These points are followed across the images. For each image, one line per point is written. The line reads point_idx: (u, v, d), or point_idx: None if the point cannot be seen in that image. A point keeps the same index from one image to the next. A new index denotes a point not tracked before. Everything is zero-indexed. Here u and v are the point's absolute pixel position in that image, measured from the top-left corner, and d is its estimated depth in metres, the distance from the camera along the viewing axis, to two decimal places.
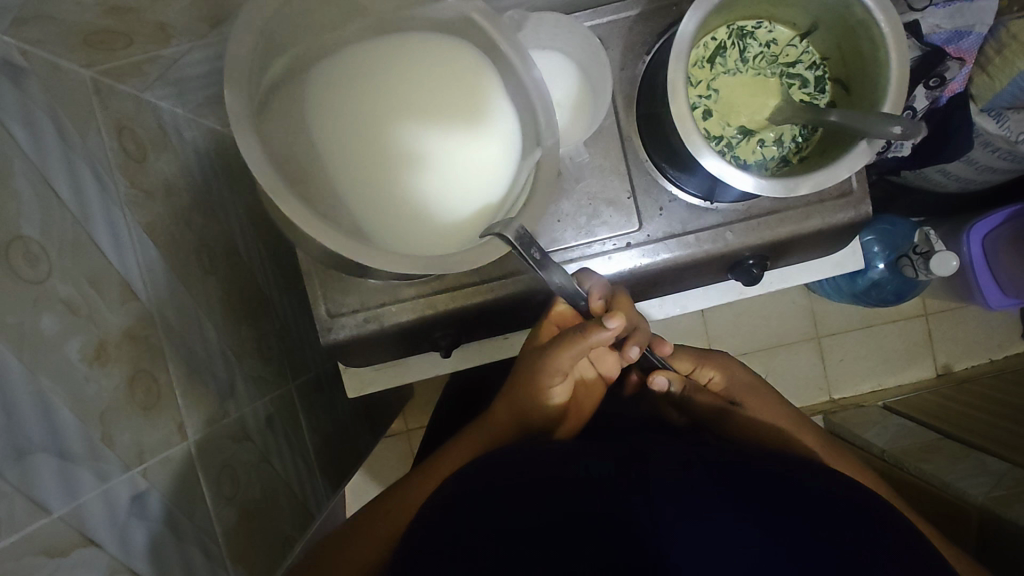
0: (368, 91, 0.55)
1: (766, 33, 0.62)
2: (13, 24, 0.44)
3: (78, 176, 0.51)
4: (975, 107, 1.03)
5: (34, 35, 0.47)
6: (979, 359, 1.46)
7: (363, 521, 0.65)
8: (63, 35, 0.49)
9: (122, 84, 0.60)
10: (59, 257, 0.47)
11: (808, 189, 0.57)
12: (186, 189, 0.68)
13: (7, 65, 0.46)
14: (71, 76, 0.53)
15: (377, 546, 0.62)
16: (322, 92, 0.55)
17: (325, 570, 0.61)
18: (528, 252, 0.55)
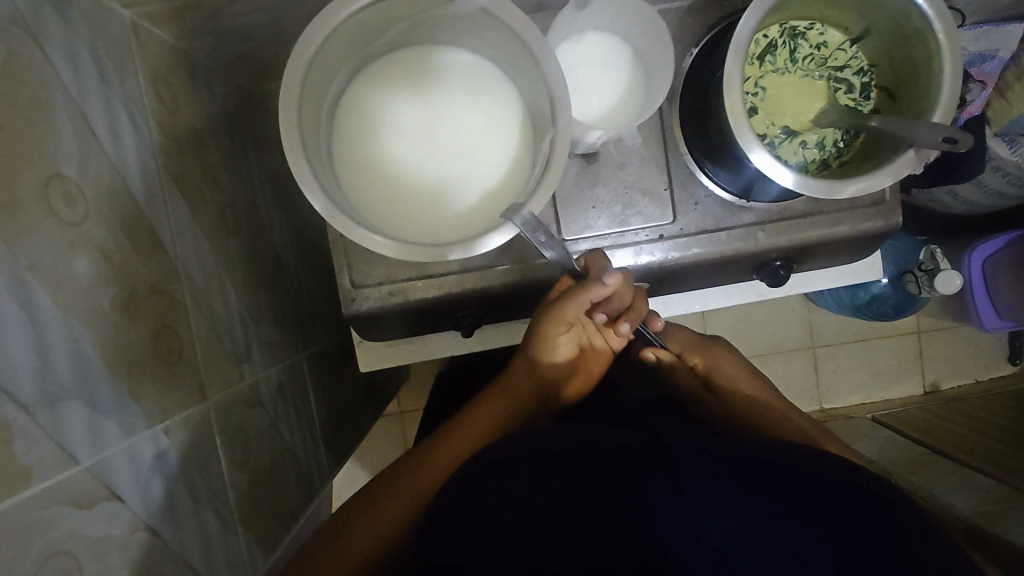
0: (401, 92, 0.58)
1: (817, 35, 0.62)
2: None
3: (116, 119, 0.49)
4: (989, 131, 1.02)
5: None
6: (966, 379, 1.49)
7: (368, 497, 0.62)
8: None
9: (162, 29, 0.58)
10: (95, 200, 0.45)
11: (849, 193, 0.57)
12: (213, 145, 0.66)
13: None
14: (113, 15, 0.51)
15: (390, 516, 0.60)
16: (363, 95, 0.58)
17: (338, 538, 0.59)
18: (534, 235, 0.54)
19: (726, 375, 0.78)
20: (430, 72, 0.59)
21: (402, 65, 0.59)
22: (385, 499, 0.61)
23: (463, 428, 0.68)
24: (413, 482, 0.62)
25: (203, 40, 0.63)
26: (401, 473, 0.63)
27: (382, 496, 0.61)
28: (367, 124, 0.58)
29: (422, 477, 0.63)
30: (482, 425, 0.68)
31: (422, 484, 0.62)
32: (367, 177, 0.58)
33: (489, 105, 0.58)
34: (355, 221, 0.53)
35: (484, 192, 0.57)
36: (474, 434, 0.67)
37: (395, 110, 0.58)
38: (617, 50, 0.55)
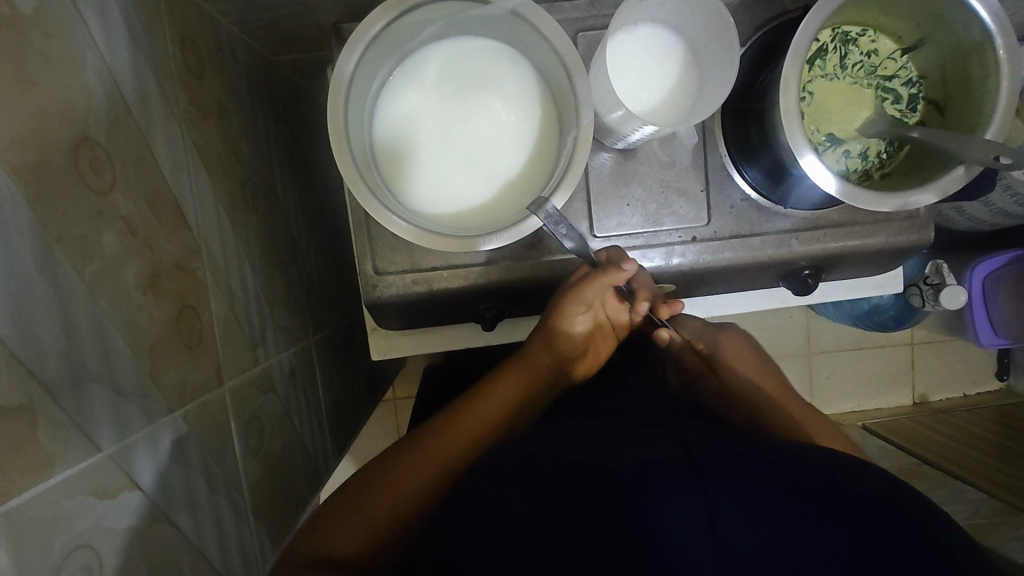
0: (435, 73, 0.56)
1: (868, 42, 0.61)
2: None
3: (143, 81, 0.46)
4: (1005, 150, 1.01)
5: None
6: (954, 392, 1.52)
7: (376, 469, 0.57)
8: None
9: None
10: (123, 169, 0.42)
11: (895, 205, 0.56)
12: (235, 116, 0.63)
13: None
14: None
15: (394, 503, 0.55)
16: (403, 69, 0.56)
17: (343, 514, 0.54)
18: (557, 228, 0.54)
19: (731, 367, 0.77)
20: (466, 54, 0.56)
21: (443, 43, 0.56)
22: (394, 474, 0.56)
23: (472, 409, 0.63)
24: (421, 465, 0.57)
25: (231, 4, 0.60)
26: (412, 445, 0.59)
27: (392, 469, 0.57)
28: (399, 106, 0.56)
29: (432, 459, 0.58)
30: (494, 408, 0.64)
31: (433, 467, 0.57)
32: (416, 195, 0.56)
33: (514, 99, 0.56)
34: (384, 205, 0.52)
35: (511, 185, 0.56)
36: (488, 418, 0.63)
37: (428, 87, 0.56)
38: (663, 40, 0.52)
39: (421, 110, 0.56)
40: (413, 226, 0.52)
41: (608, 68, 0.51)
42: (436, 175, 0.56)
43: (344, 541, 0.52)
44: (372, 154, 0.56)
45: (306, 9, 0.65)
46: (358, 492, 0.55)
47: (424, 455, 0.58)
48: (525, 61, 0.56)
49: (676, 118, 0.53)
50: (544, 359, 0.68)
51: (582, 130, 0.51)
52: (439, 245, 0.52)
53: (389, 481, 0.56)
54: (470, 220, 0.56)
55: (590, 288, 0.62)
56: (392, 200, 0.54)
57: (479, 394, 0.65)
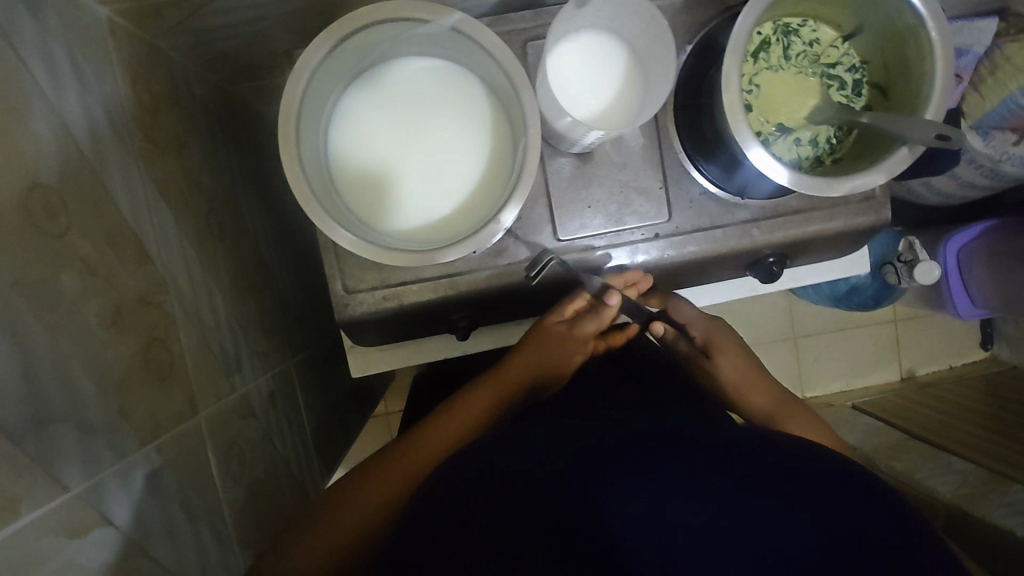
0: (387, 93, 0.57)
1: (809, 32, 0.62)
2: None
3: (94, 122, 0.47)
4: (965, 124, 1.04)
5: None
6: (939, 365, 1.54)
7: (345, 487, 0.59)
8: None
9: (139, 26, 0.55)
10: (78, 210, 0.43)
11: (845, 188, 0.57)
12: (194, 148, 0.63)
13: None
14: (87, 14, 0.48)
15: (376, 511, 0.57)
16: (355, 92, 0.57)
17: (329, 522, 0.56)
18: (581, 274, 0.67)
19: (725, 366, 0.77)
20: (417, 73, 0.57)
21: (393, 64, 0.57)
22: (381, 478, 0.58)
23: (447, 417, 0.64)
24: (386, 480, 0.58)
25: (182, 38, 0.60)
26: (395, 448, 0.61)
27: (358, 487, 0.58)
28: (354, 127, 0.57)
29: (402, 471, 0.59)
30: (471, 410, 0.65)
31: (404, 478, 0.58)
32: (377, 213, 0.57)
33: (467, 112, 0.58)
34: (342, 226, 0.53)
35: (469, 197, 0.57)
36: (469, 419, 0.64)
37: (381, 107, 0.57)
38: (598, 44, 0.54)
39: (377, 130, 0.57)
40: (371, 245, 0.53)
41: (550, 76, 0.52)
42: (393, 194, 0.57)
43: (308, 566, 0.54)
44: (330, 177, 0.57)
45: (258, 37, 0.66)
46: (328, 512, 0.57)
47: (389, 468, 0.59)
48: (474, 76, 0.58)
49: (623, 120, 0.54)
50: (532, 367, 0.69)
51: (530, 138, 0.53)
52: (400, 260, 0.53)
53: (376, 483, 0.58)
54: (431, 233, 0.57)
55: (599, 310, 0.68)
56: (351, 220, 0.55)
57: (462, 398, 0.67)
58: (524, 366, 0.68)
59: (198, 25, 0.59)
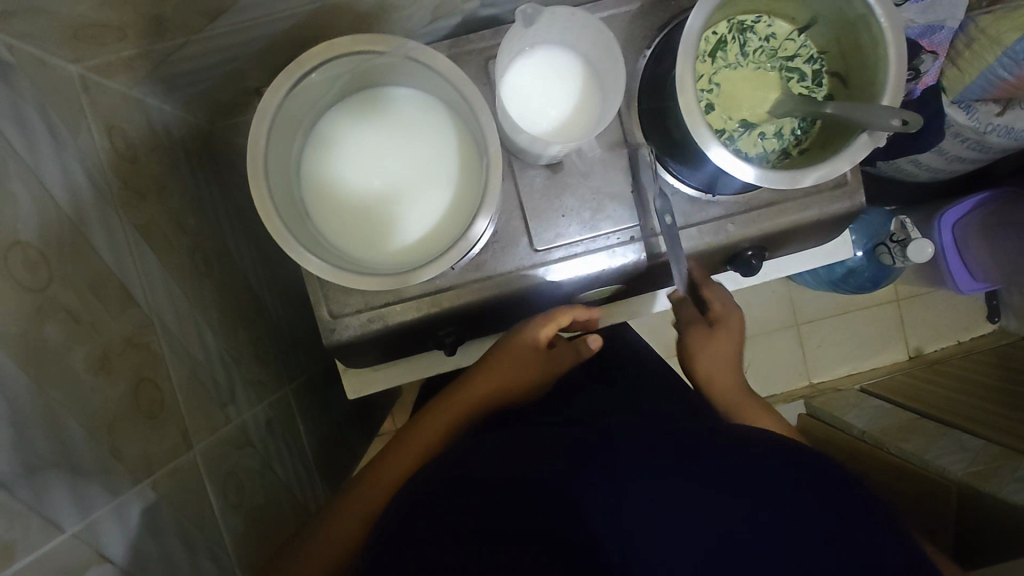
0: (353, 124, 0.59)
1: (765, 27, 0.63)
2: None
3: (72, 176, 0.49)
4: (946, 99, 0.98)
5: (22, 29, 0.44)
6: (947, 341, 1.52)
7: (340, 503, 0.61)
8: (55, 31, 0.46)
9: (112, 79, 0.57)
10: (59, 262, 0.45)
11: (810, 180, 0.58)
12: (175, 190, 0.65)
13: None
14: (58, 73, 0.50)
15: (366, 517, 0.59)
16: (323, 125, 0.59)
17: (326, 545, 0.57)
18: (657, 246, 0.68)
19: (717, 365, 0.71)
20: (378, 102, 0.60)
21: (356, 96, 0.59)
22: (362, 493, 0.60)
23: (427, 419, 0.65)
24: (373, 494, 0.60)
25: (155, 85, 0.63)
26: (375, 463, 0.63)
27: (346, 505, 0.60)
28: (323, 160, 0.59)
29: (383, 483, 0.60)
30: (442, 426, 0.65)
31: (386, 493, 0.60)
32: (352, 239, 0.59)
33: (431, 134, 0.59)
34: (316, 254, 0.54)
35: (440, 216, 0.59)
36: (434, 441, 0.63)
37: (347, 138, 0.59)
38: (558, 57, 0.56)
39: (344, 160, 0.59)
40: (347, 272, 0.55)
41: (509, 98, 0.55)
42: (369, 218, 0.59)
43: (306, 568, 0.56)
44: (305, 209, 0.58)
45: (230, 77, 0.68)
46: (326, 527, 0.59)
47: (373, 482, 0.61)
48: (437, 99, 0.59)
49: (588, 128, 0.56)
50: (495, 385, 0.67)
51: (491, 156, 0.54)
52: (375, 285, 0.55)
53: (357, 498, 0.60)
54: (405, 254, 0.59)
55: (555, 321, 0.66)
56: (328, 250, 0.57)
57: (441, 402, 0.67)
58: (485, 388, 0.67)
59: (170, 72, 0.62)
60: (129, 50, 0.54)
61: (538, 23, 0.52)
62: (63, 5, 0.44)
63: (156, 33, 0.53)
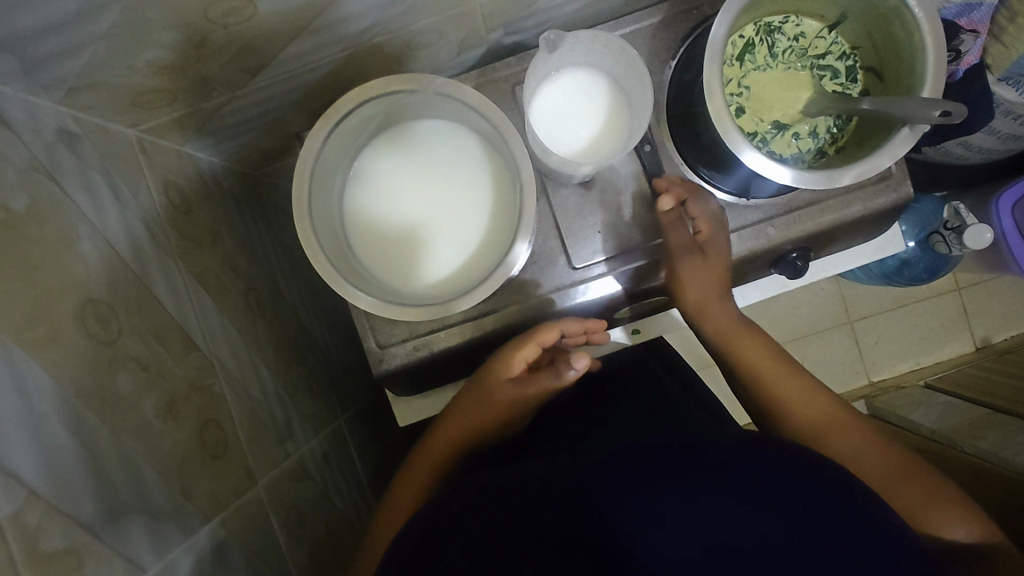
0: (387, 158, 0.61)
1: (793, 27, 0.62)
2: (67, 93, 0.45)
3: (135, 233, 0.52)
4: (991, 78, 0.92)
5: (85, 101, 0.48)
6: (1017, 328, 1.43)
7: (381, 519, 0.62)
8: (114, 100, 0.50)
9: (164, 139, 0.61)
10: (127, 315, 0.47)
11: (850, 178, 0.56)
12: (226, 235, 0.69)
13: (62, 135, 0.46)
14: (117, 138, 0.54)
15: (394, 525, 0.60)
16: (361, 161, 0.61)
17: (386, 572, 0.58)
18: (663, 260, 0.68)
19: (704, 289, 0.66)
20: (411, 136, 0.61)
21: (390, 131, 0.61)
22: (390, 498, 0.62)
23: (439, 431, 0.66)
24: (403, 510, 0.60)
25: (203, 140, 0.66)
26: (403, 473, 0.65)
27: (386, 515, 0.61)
28: (361, 194, 0.61)
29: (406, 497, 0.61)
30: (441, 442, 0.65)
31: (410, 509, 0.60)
32: (393, 271, 0.60)
33: (463, 165, 0.61)
34: (358, 287, 0.56)
35: (477, 244, 0.60)
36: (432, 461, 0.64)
37: (381, 171, 0.61)
38: (578, 78, 0.57)
39: (380, 194, 0.61)
40: (390, 304, 0.56)
41: (540, 120, 0.57)
42: (406, 252, 0.60)
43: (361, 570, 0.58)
44: (348, 244, 0.60)
45: (270, 125, 0.72)
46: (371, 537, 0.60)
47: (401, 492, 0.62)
48: (468, 129, 0.61)
49: (622, 138, 0.57)
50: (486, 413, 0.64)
51: (524, 181, 0.55)
52: (418, 316, 0.56)
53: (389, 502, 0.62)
54: (444, 283, 0.60)
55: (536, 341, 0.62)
56: (370, 282, 0.58)
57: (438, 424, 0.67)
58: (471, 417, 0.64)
59: (216, 127, 0.65)
60: (180, 111, 0.58)
61: (562, 45, 0.53)
62: (121, 77, 0.48)
63: (203, 93, 0.57)
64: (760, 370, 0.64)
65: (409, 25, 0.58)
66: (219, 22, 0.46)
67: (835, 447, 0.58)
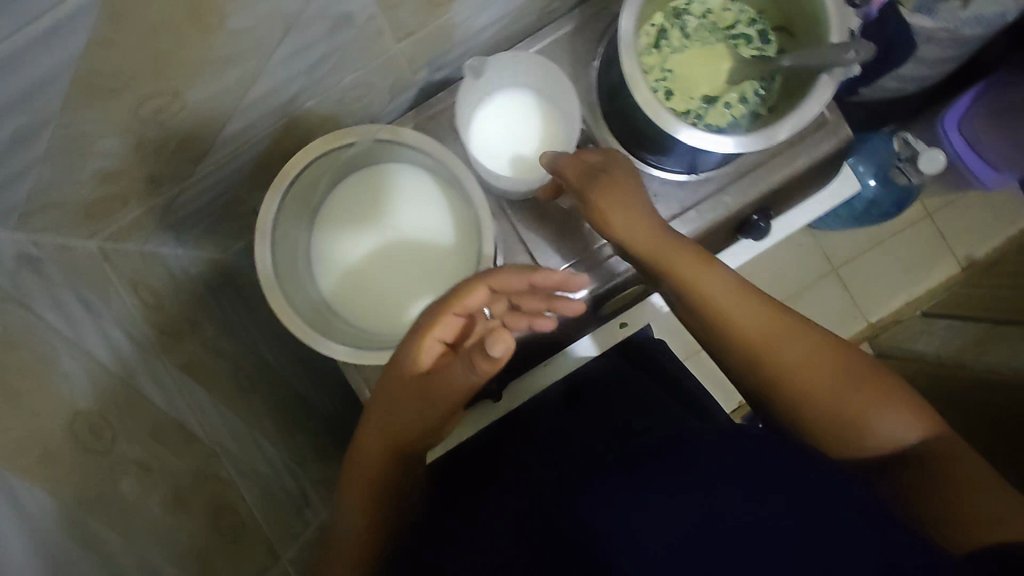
0: (349, 221, 0.63)
1: (699, 6, 0.65)
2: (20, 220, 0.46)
3: (114, 338, 0.53)
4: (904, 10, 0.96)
5: (39, 224, 0.49)
6: (996, 241, 1.46)
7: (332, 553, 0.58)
8: (68, 216, 0.51)
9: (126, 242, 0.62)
10: (119, 420, 0.48)
11: (787, 132, 0.58)
12: (205, 322, 0.69)
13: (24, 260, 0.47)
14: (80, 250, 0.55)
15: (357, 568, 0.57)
16: (326, 229, 0.63)
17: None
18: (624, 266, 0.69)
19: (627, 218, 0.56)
20: (368, 195, 0.63)
21: (347, 193, 0.63)
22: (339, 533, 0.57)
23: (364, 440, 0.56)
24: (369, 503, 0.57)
25: (164, 235, 0.67)
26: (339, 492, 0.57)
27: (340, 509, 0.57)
28: (331, 260, 0.63)
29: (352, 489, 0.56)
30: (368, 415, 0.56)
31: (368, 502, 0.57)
32: (378, 325, 0.61)
33: (422, 210, 0.63)
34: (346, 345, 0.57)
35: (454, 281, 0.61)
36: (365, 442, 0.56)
37: (347, 235, 0.63)
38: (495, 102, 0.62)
39: (350, 256, 0.62)
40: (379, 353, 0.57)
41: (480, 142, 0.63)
42: (395, 303, 0.62)
43: None
44: (326, 306, 0.61)
45: (227, 206, 0.73)
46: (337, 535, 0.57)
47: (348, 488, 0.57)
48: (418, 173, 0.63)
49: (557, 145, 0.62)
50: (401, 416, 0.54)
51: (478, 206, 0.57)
52: None
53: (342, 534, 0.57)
54: None
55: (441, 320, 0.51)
56: (357, 338, 0.59)
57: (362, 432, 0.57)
58: (396, 410, 0.54)
59: (175, 220, 0.66)
60: (135, 212, 0.59)
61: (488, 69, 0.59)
62: (70, 193, 0.49)
63: (154, 191, 0.58)
64: (699, 291, 0.55)
65: (337, 84, 0.60)
66: (153, 120, 0.48)
67: (782, 359, 0.53)
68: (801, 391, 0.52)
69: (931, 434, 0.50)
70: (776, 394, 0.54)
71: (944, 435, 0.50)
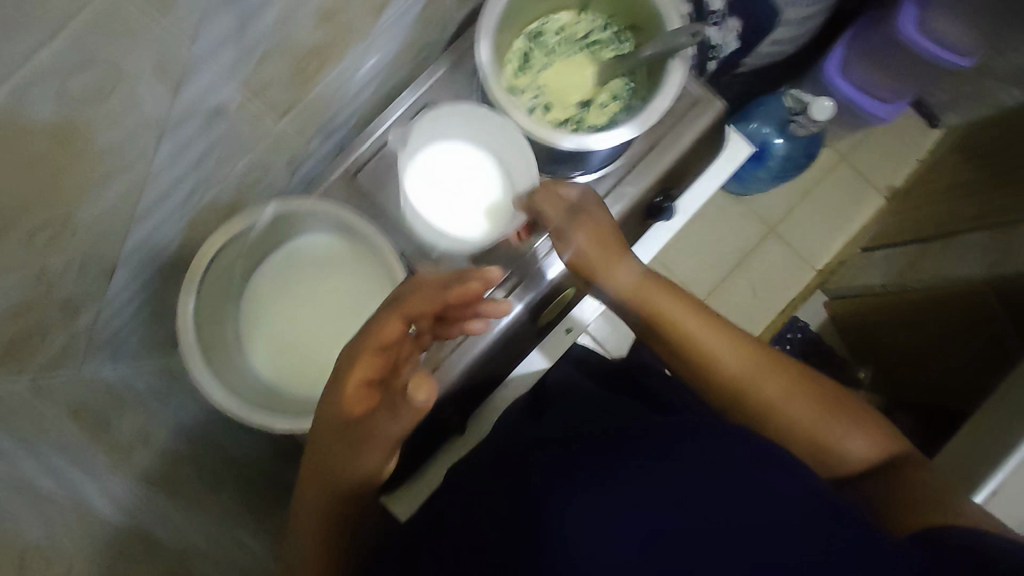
0: (277, 302, 0.75)
1: (553, 25, 0.70)
2: None
3: (65, 478, 0.55)
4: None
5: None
6: (913, 163, 1.52)
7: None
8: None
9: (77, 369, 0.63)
10: (75, 548, 0.51)
11: (654, 114, 0.62)
12: (161, 427, 0.71)
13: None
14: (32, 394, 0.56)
15: None
16: (258, 310, 0.74)
17: None
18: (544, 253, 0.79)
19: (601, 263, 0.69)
20: (292, 274, 0.75)
21: (274, 276, 0.74)
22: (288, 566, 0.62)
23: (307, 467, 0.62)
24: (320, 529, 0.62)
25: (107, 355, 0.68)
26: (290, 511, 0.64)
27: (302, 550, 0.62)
28: (259, 338, 0.73)
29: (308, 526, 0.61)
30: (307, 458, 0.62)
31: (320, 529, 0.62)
32: (305, 386, 0.72)
33: (338, 283, 0.74)
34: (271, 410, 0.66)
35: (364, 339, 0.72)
36: (309, 481, 0.61)
37: (272, 312, 0.74)
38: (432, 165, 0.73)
39: (280, 330, 0.74)
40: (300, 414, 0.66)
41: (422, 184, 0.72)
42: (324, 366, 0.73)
43: None
44: (266, 384, 0.71)
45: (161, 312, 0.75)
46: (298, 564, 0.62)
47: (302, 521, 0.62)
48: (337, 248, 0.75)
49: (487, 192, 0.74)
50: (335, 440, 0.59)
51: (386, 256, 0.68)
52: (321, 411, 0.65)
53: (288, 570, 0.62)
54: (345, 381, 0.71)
55: (374, 346, 0.59)
56: (288, 403, 0.69)
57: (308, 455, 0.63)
58: (328, 444, 0.60)
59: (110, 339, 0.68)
60: (70, 345, 0.61)
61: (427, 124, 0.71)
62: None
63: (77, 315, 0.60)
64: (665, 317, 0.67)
65: (231, 175, 0.64)
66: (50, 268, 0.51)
67: (758, 397, 0.64)
68: (771, 412, 0.63)
69: (888, 455, 0.61)
70: (760, 423, 0.63)
71: (894, 458, 0.61)
